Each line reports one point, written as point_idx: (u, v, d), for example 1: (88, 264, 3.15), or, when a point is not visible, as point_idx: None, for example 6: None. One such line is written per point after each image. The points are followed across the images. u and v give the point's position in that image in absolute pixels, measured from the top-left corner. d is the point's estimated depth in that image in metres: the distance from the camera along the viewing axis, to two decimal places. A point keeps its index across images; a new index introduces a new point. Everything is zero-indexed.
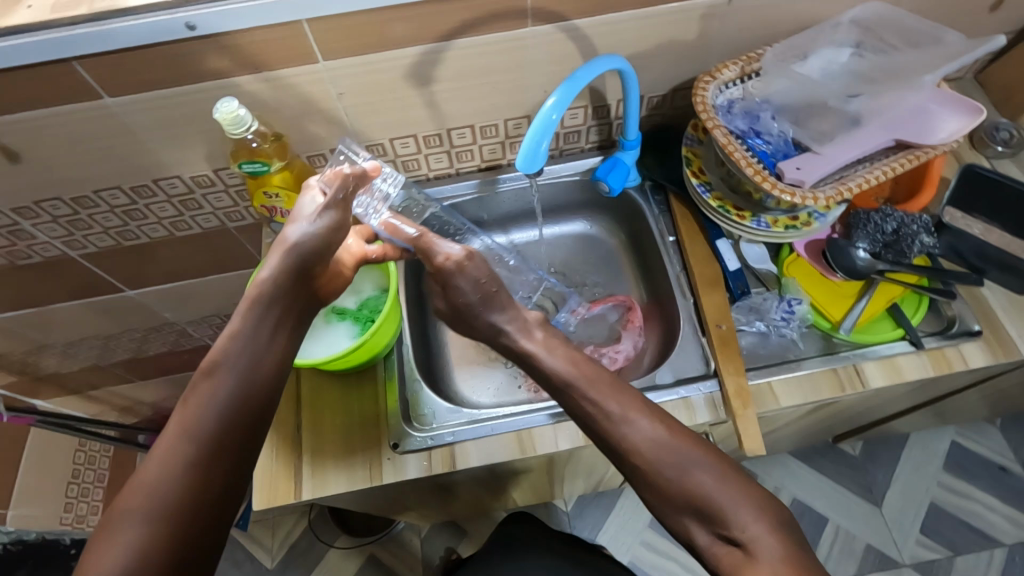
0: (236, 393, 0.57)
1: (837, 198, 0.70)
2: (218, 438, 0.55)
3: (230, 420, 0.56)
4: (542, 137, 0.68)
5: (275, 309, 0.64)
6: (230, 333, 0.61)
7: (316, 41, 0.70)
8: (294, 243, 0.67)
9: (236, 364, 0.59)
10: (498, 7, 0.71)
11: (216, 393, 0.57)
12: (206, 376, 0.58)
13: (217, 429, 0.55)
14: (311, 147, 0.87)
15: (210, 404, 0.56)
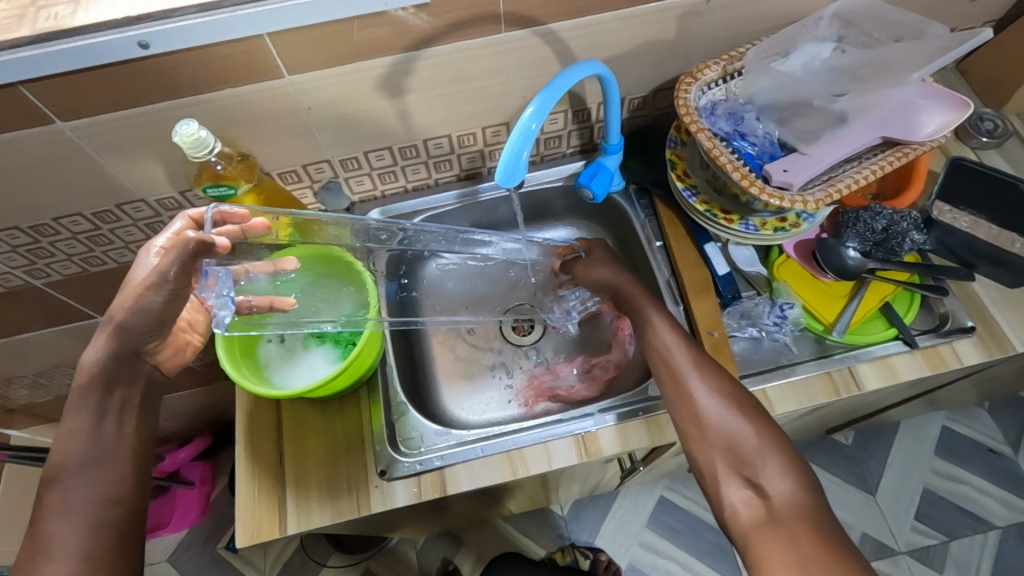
0: (105, 493, 0.60)
1: (827, 200, 0.68)
2: (97, 534, 0.58)
3: (94, 517, 0.58)
4: (524, 145, 0.64)
5: (111, 404, 0.64)
6: (81, 431, 0.61)
7: (280, 55, 0.67)
8: (119, 325, 0.64)
9: (87, 464, 0.60)
10: (471, 14, 0.68)
11: (83, 492, 0.59)
12: (64, 470, 0.60)
13: (96, 525, 0.58)
14: (282, 164, 0.83)
15: (71, 504, 0.58)
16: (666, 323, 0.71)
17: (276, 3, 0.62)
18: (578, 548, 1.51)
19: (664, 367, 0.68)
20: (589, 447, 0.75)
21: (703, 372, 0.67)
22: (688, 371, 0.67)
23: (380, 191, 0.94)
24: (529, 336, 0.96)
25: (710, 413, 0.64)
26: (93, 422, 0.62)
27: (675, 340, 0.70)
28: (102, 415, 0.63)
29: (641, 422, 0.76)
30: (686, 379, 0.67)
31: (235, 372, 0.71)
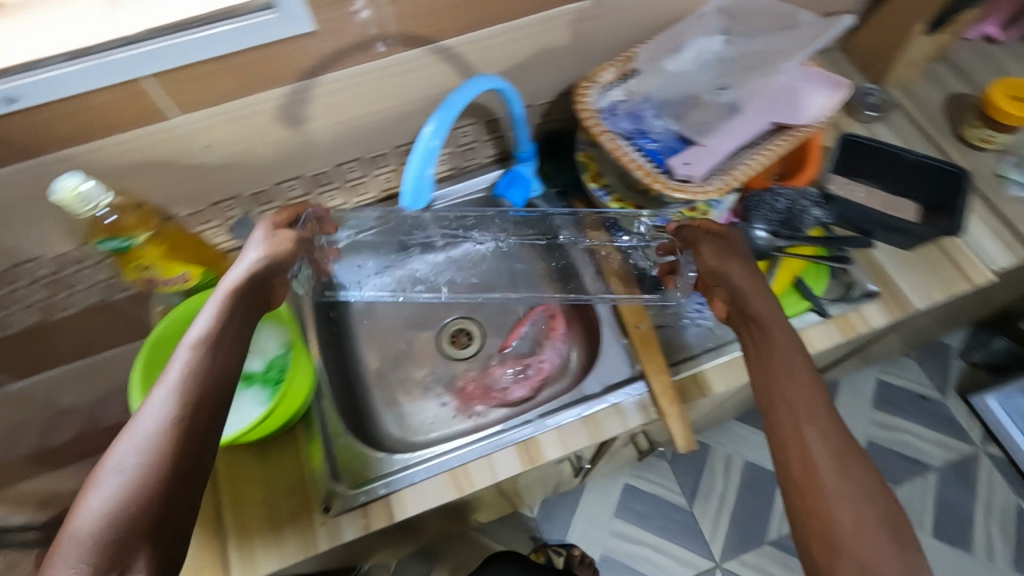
0: (219, 373, 0.56)
1: (726, 188, 0.72)
2: (195, 433, 0.52)
3: (207, 400, 0.54)
4: (427, 163, 0.65)
5: (240, 313, 0.61)
6: (211, 321, 0.59)
7: (166, 97, 0.64)
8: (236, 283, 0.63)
9: (213, 357, 0.56)
10: (362, 37, 0.68)
11: (201, 381, 0.54)
12: (195, 358, 0.55)
13: (197, 425, 0.52)
14: (188, 205, 0.80)
15: (193, 377, 0.54)
16: (810, 391, 0.60)
17: (152, 45, 0.59)
18: (551, 547, 1.52)
19: (798, 455, 0.56)
20: (532, 455, 0.76)
21: (844, 473, 0.55)
22: (829, 464, 0.55)
23: (298, 221, 0.91)
24: (468, 348, 0.96)
25: (850, 527, 0.52)
26: (228, 328, 0.59)
27: (818, 424, 0.58)
28: (233, 322, 0.60)
29: (580, 421, 0.77)
30: (822, 474, 0.55)
31: None
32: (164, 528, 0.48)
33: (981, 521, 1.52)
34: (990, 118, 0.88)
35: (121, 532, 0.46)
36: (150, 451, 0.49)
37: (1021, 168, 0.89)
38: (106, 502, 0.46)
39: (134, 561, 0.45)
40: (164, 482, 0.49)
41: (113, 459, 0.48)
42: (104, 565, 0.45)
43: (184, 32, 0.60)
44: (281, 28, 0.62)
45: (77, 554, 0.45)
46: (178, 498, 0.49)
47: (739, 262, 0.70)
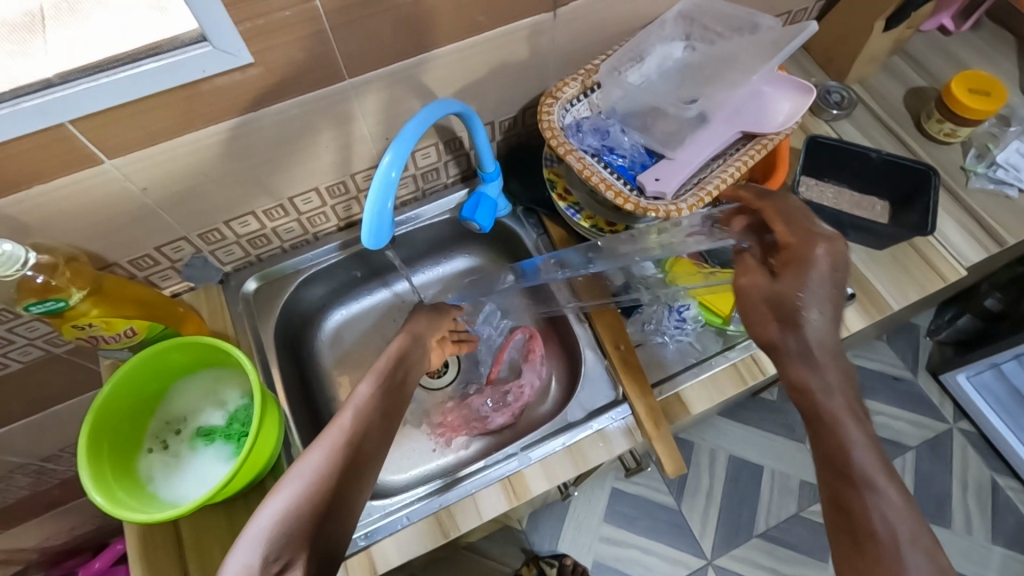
0: (377, 417, 0.63)
1: (699, 204, 0.69)
2: (356, 462, 0.58)
3: (361, 433, 0.60)
4: (388, 196, 0.61)
5: (397, 379, 0.69)
6: (371, 388, 0.65)
7: (92, 141, 0.59)
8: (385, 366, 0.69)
9: (376, 410, 0.63)
10: (307, 65, 0.63)
11: (363, 430, 0.61)
12: (362, 406, 0.63)
13: (362, 457, 0.59)
14: (130, 250, 0.74)
15: (357, 418, 0.61)
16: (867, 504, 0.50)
17: (71, 87, 0.53)
18: (543, 559, 1.50)
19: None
20: (517, 491, 0.73)
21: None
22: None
23: (255, 255, 0.86)
24: (443, 376, 0.93)
25: None
26: (389, 390, 0.67)
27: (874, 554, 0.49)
28: (388, 388, 0.67)
29: (564, 451, 0.74)
30: None
31: (107, 503, 0.61)
32: (322, 535, 0.52)
33: (958, 496, 1.56)
34: (952, 112, 0.87)
35: (293, 521, 0.51)
36: (321, 474, 0.55)
37: (985, 160, 0.90)
38: (275, 515, 0.51)
39: (293, 562, 0.49)
40: (331, 500, 0.54)
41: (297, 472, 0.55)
42: (269, 560, 0.48)
43: (108, 71, 0.54)
44: (216, 62, 0.57)
45: (252, 548, 0.49)
46: (336, 520, 0.54)
47: (773, 317, 0.57)
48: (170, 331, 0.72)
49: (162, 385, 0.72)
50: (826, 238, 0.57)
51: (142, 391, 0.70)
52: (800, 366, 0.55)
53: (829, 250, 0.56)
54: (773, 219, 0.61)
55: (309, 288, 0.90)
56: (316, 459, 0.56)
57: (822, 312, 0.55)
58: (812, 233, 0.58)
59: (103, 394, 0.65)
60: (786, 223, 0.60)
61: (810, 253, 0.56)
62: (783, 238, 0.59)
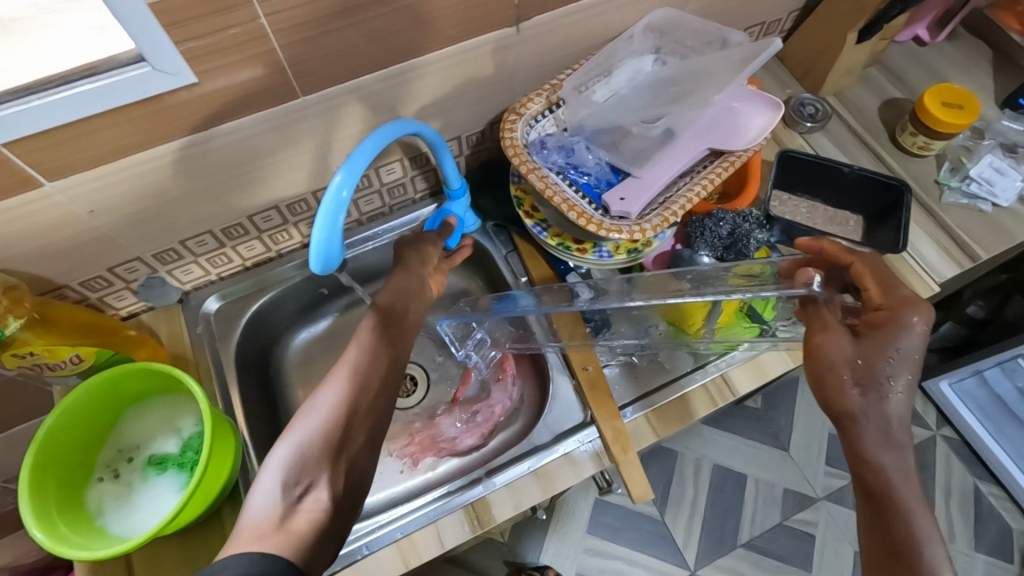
0: (386, 346, 0.61)
1: (663, 225, 0.66)
2: (371, 392, 0.57)
3: (373, 359, 0.59)
4: (336, 217, 0.58)
5: (399, 308, 0.66)
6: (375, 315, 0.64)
7: (29, 163, 0.56)
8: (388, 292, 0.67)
9: (383, 339, 0.62)
10: (256, 84, 0.61)
11: (372, 360, 0.59)
12: (369, 333, 0.62)
13: (376, 386, 0.58)
14: (82, 272, 0.71)
15: (368, 344, 0.60)
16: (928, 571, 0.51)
17: (1, 111, 0.51)
18: (525, 572, 1.48)
19: None
20: (481, 518, 0.71)
21: None
22: None
23: (216, 274, 0.84)
24: (413, 395, 0.91)
25: None
26: (395, 315, 0.65)
27: None
28: (394, 316, 0.65)
29: (530, 476, 0.72)
30: None
31: (48, 540, 0.59)
32: (344, 458, 0.52)
33: (941, 504, 1.55)
34: (925, 126, 0.86)
35: (312, 446, 0.51)
36: (332, 403, 0.54)
37: (959, 174, 0.89)
38: (294, 440, 0.51)
39: (316, 484, 0.50)
40: (347, 426, 0.54)
41: (309, 403, 0.54)
42: (289, 485, 0.49)
43: (41, 93, 0.52)
44: (158, 82, 0.55)
45: (274, 473, 0.49)
46: (356, 444, 0.54)
47: (850, 378, 0.59)
48: (121, 356, 0.70)
49: (114, 412, 0.70)
50: (922, 305, 0.59)
51: (93, 418, 0.68)
52: (874, 441, 0.57)
53: (925, 319, 0.58)
54: (865, 273, 0.63)
55: (274, 307, 0.88)
56: (330, 391, 0.56)
57: (907, 386, 0.57)
58: (905, 296, 0.59)
59: (48, 423, 0.63)
60: (880, 285, 0.61)
61: (907, 320, 0.58)
62: (874, 300, 0.61)
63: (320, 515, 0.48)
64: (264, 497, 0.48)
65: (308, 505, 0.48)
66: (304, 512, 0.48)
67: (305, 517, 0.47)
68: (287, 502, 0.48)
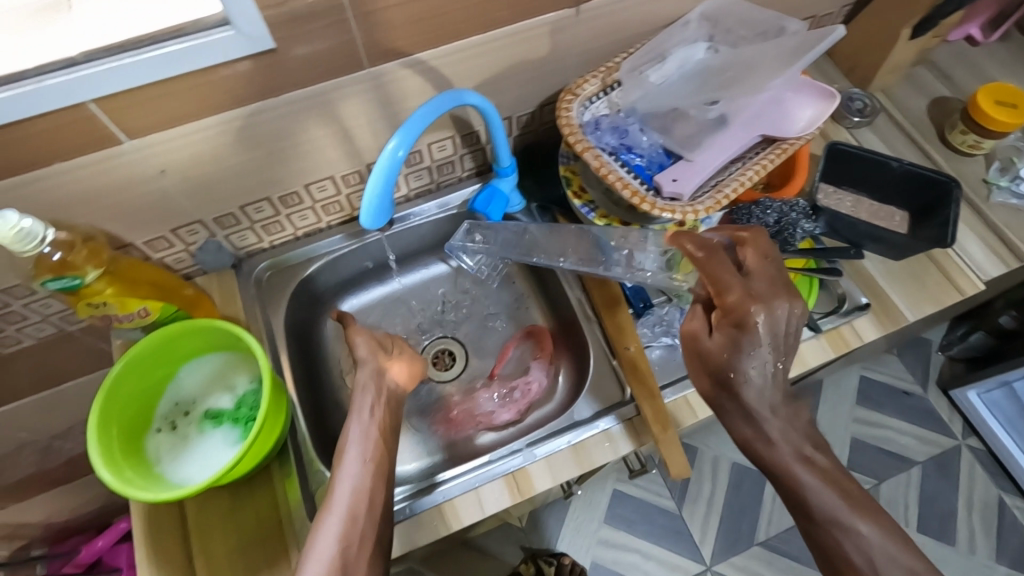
0: (369, 471, 0.63)
1: (716, 207, 0.67)
2: (362, 527, 0.60)
3: (358, 489, 0.61)
4: (391, 176, 0.60)
5: (375, 428, 0.67)
6: (356, 439, 0.65)
7: (112, 121, 0.59)
8: (360, 410, 0.68)
9: (370, 473, 0.63)
10: (325, 53, 0.62)
11: (358, 495, 0.61)
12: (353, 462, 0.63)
13: (366, 517, 0.60)
14: (146, 232, 0.74)
15: (351, 478, 0.62)
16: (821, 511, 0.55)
17: (93, 66, 0.53)
18: (541, 558, 1.50)
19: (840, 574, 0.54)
20: (522, 486, 0.73)
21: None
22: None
23: (268, 242, 0.86)
24: (450, 369, 0.93)
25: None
26: (375, 433, 0.67)
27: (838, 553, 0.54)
28: (369, 438, 0.66)
29: (570, 449, 0.74)
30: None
31: (115, 480, 0.62)
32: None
33: (963, 514, 1.54)
34: (976, 123, 0.86)
35: None
36: (329, 553, 0.57)
37: (1008, 173, 0.88)
38: None
39: None
40: (346, 570, 0.56)
41: (309, 554, 0.57)
42: None
43: (131, 51, 0.54)
44: (239, 46, 0.57)
45: None
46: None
47: (706, 374, 0.60)
48: (182, 313, 0.72)
49: (173, 367, 0.73)
50: (767, 304, 0.58)
51: (155, 369, 0.71)
52: (741, 421, 0.59)
53: (766, 313, 0.58)
54: (718, 271, 0.61)
55: (322, 278, 0.90)
56: (327, 539, 0.58)
57: (758, 372, 0.57)
58: (753, 295, 0.59)
59: (115, 371, 0.66)
60: (715, 283, 0.60)
61: (751, 319, 0.57)
62: (722, 296, 0.60)
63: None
64: None
65: None
66: None
67: None
68: None
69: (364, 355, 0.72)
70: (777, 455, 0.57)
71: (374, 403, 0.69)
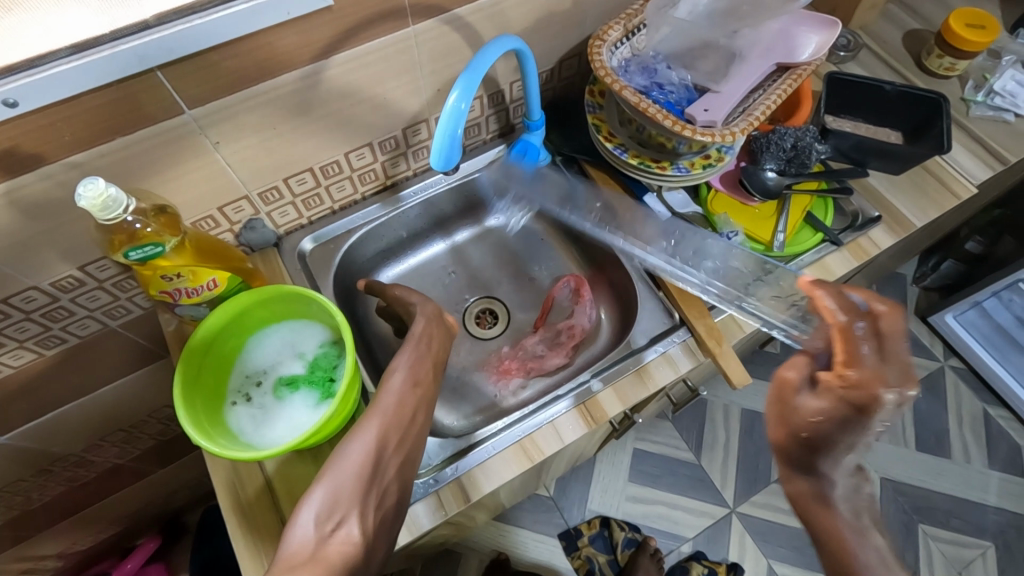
0: (417, 384, 0.62)
1: (749, 128, 0.72)
2: (402, 429, 0.59)
3: (403, 398, 0.60)
4: (458, 124, 0.62)
5: (430, 354, 0.66)
6: (409, 353, 0.65)
7: (174, 89, 0.59)
8: (417, 332, 0.67)
9: (418, 391, 0.62)
10: (377, 10, 0.65)
11: (404, 402, 0.60)
12: (402, 371, 0.62)
13: (406, 424, 0.59)
14: (196, 211, 0.74)
15: (399, 387, 0.61)
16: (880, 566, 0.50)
17: (166, 30, 0.54)
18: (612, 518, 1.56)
19: None
20: (593, 415, 0.76)
21: None
22: None
23: (307, 217, 0.88)
24: (493, 329, 0.96)
25: None
26: (426, 353, 0.66)
27: None
28: (424, 359, 0.65)
29: (633, 374, 0.78)
30: None
31: (214, 445, 0.63)
32: (375, 493, 0.54)
33: (954, 429, 1.65)
34: (952, 46, 0.95)
35: (348, 486, 0.52)
36: (366, 446, 0.55)
37: (982, 90, 0.97)
38: (331, 479, 0.52)
39: (347, 520, 0.50)
40: (377, 464, 0.55)
41: (345, 441, 0.55)
42: (323, 519, 0.50)
43: (201, 13, 0.55)
44: (301, 3, 0.58)
45: (311, 508, 0.50)
46: (385, 481, 0.56)
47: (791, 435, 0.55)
48: (245, 285, 0.73)
49: (239, 340, 0.73)
50: (902, 386, 0.51)
51: (223, 342, 0.72)
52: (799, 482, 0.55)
53: (898, 398, 0.50)
54: (853, 340, 0.53)
55: (359, 249, 0.91)
56: (365, 434, 0.56)
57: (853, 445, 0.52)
58: (885, 373, 0.51)
59: (190, 343, 0.67)
60: (847, 355, 0.52)
61: (877, 402, 0.50)
62: (844, 365, 0.52)
63: (354, 548, 0.49)
64: (306, 534, 0.49)
65: (340, 539, 0.49)
66: (337, 544, 0.49)
67: (340, 549, 0.49)
68: (320, 539, 0.49)
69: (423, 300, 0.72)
70: (835, 519, 0.53)
71: (428, 328, 0.68)
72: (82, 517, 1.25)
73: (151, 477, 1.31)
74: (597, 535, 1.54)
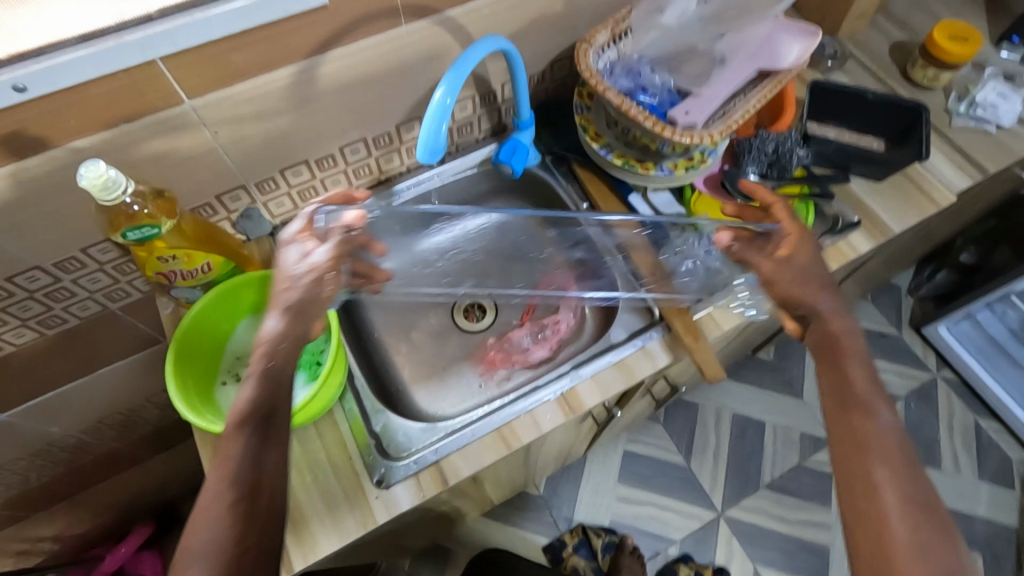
0: (263, 432, 0.55)
1: (726, 132, 0.75)
2: (263, 497, 0.54)
3: (250, 461, 0.54)
4: (443, 119, 0.65)
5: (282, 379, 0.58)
6: (255, 389, 0.56)
7: (176, 80, 0.63)
8: (268, 342, 0.58)
9: (266, 440, 0.55)
10: (370, 9, 0.68)
11: (253, 456, 0.54)
12: (240, 417, 0.55)
13: (268, 485, 0.54)
14: (194, 198, 0.77)
15: (242, 447, 0.54)
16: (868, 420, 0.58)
17: (168, 23, 0.57)
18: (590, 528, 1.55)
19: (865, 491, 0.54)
20: (572, 404, 0.78)
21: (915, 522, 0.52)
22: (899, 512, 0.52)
23: (302, 209, 0.91)
24: (482, 321, 0.99)
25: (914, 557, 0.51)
26: (273, 384, 0.57)
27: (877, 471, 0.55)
28: (276, 393, 0.57)
29: (612, 367, 0.80)
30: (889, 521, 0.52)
31: (204, 420, 0.66)
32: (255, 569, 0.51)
33: (945, 438, 1.64)
34: (934, 57, 0.97)
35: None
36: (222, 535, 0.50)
37: (965, 100, 0.99)
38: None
39: None
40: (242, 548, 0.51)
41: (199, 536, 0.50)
42: None
43: (201, 8, 0.58)
44: (296, 1, 0.62)
45: None
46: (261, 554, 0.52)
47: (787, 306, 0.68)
48: (238, 270, 0.77)
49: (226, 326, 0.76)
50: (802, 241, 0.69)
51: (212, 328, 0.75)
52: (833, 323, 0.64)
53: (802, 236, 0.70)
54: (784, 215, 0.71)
55: None
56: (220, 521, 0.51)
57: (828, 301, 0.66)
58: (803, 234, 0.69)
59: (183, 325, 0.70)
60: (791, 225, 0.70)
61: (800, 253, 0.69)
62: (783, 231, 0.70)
63: None
64: None
65: None
66: None
67: None
68: None
69: (304, 256, 0.63)
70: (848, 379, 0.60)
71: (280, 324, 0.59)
72: (81, 499, 1.29)
73: (148, 463, 1.34)
74: (579, 542, 1.53)
